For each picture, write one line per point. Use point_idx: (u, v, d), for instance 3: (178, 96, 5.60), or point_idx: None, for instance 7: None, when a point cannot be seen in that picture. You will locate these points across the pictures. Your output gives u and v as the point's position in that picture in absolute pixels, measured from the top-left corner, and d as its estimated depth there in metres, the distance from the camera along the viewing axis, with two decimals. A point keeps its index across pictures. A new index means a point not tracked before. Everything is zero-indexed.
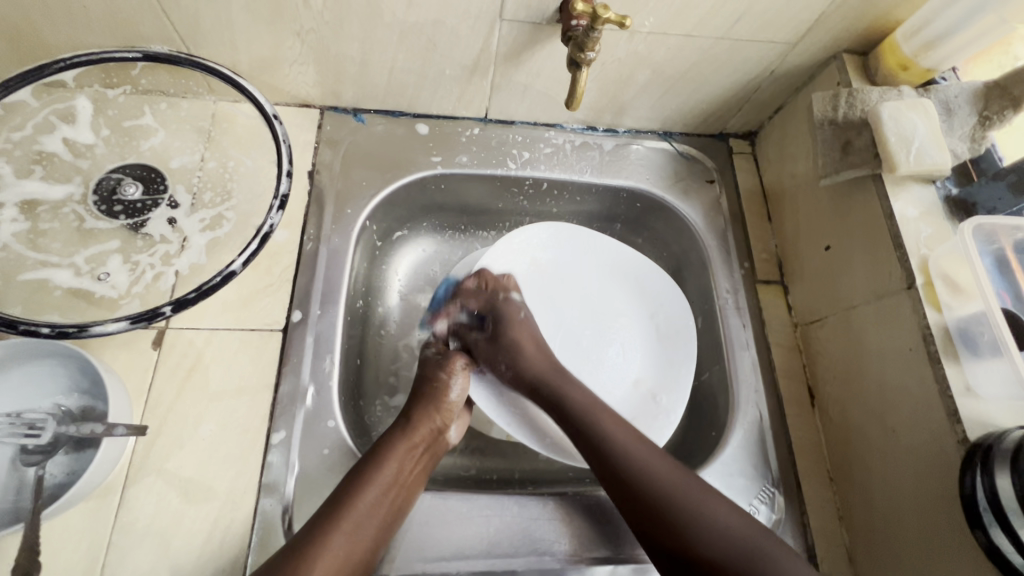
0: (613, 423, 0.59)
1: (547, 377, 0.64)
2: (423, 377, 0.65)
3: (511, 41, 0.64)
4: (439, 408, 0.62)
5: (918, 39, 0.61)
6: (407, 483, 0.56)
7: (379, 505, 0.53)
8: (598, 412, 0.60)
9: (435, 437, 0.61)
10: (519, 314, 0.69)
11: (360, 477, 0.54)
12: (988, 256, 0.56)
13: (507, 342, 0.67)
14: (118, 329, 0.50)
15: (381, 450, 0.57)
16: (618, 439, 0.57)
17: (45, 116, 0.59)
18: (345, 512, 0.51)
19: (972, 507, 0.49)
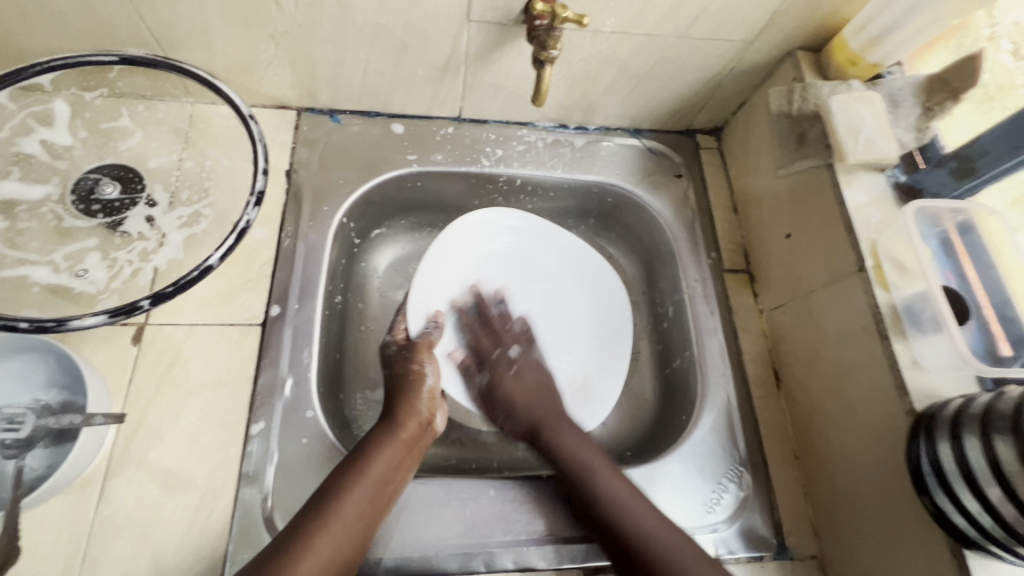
0: (610, 473, 0.61)
1: (552, 423, 0.66)
2: (397, 374, 0.65)
3: (479, 41, 0.66)
4: (420, 402, 0.63)
5: (863, 36, 0.64)
6: (395, 478, 0.57)
7: (369, 505, 0.54)
8: (592, 456, 0.63)
9: (422, 430, 0.62)
10: (506, 367, 0.72)
11: (348, 478, 0.54)
12: (933, 238, 0.59)
13: (508, 391, 0.70)
14: (96, 323, 0.52)
15: (369, 449, 0.57)
16: (611, 489, 0.59)
17: (23, 119, 0.60)
18: (334, 518, 0.51)
19: (918, 474, 0.52)
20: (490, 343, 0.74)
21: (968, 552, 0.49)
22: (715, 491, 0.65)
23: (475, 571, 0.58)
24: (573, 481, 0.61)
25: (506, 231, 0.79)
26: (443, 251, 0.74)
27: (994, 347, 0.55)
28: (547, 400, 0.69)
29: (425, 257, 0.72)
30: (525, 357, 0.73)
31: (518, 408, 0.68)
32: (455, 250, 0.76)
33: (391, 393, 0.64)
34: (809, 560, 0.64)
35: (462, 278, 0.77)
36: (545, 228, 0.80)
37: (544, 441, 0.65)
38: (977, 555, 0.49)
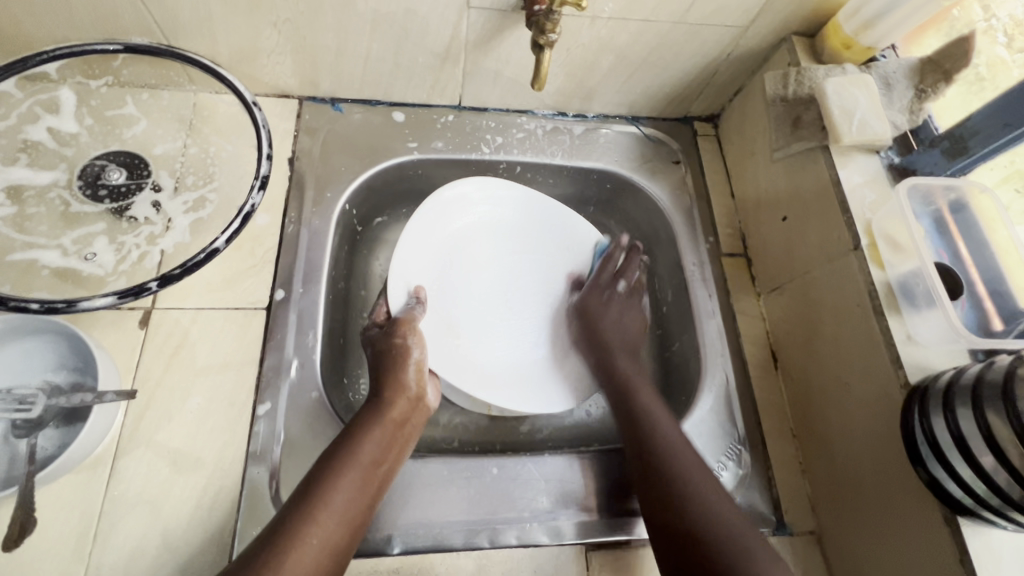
0: (677, 434, 0.61)
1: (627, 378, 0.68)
2: (381, 350, 0.64)
3: (479, 28, 0.67)
4: (407, 377, 0.63)
5: (857, 19, 0.65)
6: (385, 462, 0.57)
7: (361, 488, 0.54)
8: (660, 416, 0.63)
9: (412, 407, 0.62)
10: (615, 287, 0.76)
11: (338, 463, 0.54)
12: (926, 217, 0.61)
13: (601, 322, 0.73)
14: (105, 305, 0.52)
15: (356, 434, 0.57)
16: (674, 447, 0.59)
17: (30, 107, 0.61)
18: (321, 507, 0.50)
19: (912, 444, 0.53)
20: (604, 272, 0.77)
21: (963, 520, 0.50)
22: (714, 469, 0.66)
23: (480, 547, 0.59)
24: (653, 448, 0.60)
25: (483, 193, 0.78)
26: (428, 218, 0.73)
27: (987, 322, 0.57)
28: (628, 339, 0.73)
29: (408, 227, 0.71)
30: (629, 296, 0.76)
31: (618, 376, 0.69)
32: (439, 218, 0.75)
33: (377, 370, 0.63)
34: (808, 535, 0.65)
35: (443, 247, 0.75)
36: (529, 197, 0.80)
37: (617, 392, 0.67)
38: (971, 523, 0.50)
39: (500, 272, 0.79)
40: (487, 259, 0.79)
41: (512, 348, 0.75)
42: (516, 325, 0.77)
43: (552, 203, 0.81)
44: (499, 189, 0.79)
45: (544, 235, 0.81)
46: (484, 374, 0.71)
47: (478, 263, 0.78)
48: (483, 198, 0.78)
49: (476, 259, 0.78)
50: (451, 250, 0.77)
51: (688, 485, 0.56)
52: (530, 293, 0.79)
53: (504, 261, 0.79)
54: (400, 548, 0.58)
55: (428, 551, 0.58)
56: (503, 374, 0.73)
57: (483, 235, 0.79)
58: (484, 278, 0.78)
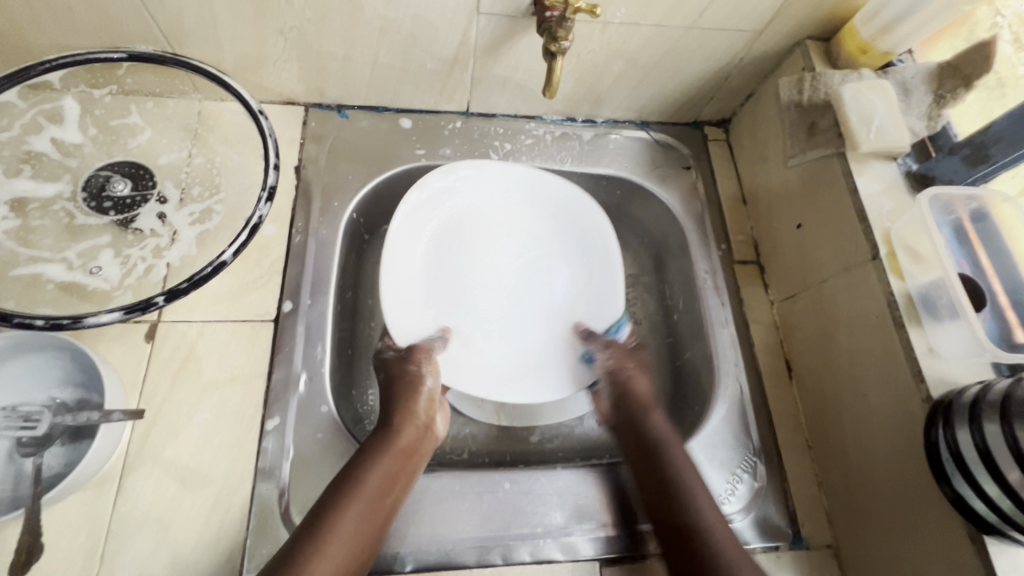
0: (710, 509, 0.57)
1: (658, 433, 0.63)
2: (393, 377, 0.64)
3: (489, 34, 0.66)
4: (418, 406, 0.62)
5: (875, 23, 0.64)
6: (394, 490, 0.56)
7: (368, 519, 0.53)
8: (694, 482, 0.58)
9: (420, 437, 0.61)
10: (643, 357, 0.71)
11: (344, 495, 0.53)
12: (946, 227, 0.59)
13: (633, 382, 0.67)
14: (111, 320, 0.51)
15: (365, 462, 0.56)
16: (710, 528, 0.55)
17: (33, 117, 0.60)
18: (327, 541, 0.50)
19: (937, 460, 0.52)
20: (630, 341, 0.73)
21: (989, 539, 0.49)
22: (730, 482, 0.65)
23: (492, 564, 0.58)
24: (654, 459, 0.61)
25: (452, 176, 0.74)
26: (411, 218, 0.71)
27: (1009, 334, 0.55)
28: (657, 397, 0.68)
29: (388, 240, 0.68)
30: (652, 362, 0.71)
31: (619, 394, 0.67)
32: (421, 215, 0.73)
33: (388, 398, 0.63)
34: (825, 549, 0.64)
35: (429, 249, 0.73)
36: (533, 175, 0.76)
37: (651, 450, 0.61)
38: (997, 542, 0.49)
39: (497, 259, 0.77)
40: (489, 247, 0.77)
41: (526, 336, 0.74)
42: (528, 309, 0.75)
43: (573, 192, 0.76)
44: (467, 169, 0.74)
45: (557, 219, 0.78)
46: (495, 368, 0.71)
47: (476, 252, 0.76)
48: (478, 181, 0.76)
49: (472, 253, 0.76)
50: (439, 237, 0.74)
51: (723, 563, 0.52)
52: (529, 280, 0.77)
53: (509, 248, 0.77)
54: (412, 566, 0.57)
55: (440, 568, 0.57)
56: (513, 366, 0.72)
57: (470, 222, 0.76)
58: (489, 269, 0.76)
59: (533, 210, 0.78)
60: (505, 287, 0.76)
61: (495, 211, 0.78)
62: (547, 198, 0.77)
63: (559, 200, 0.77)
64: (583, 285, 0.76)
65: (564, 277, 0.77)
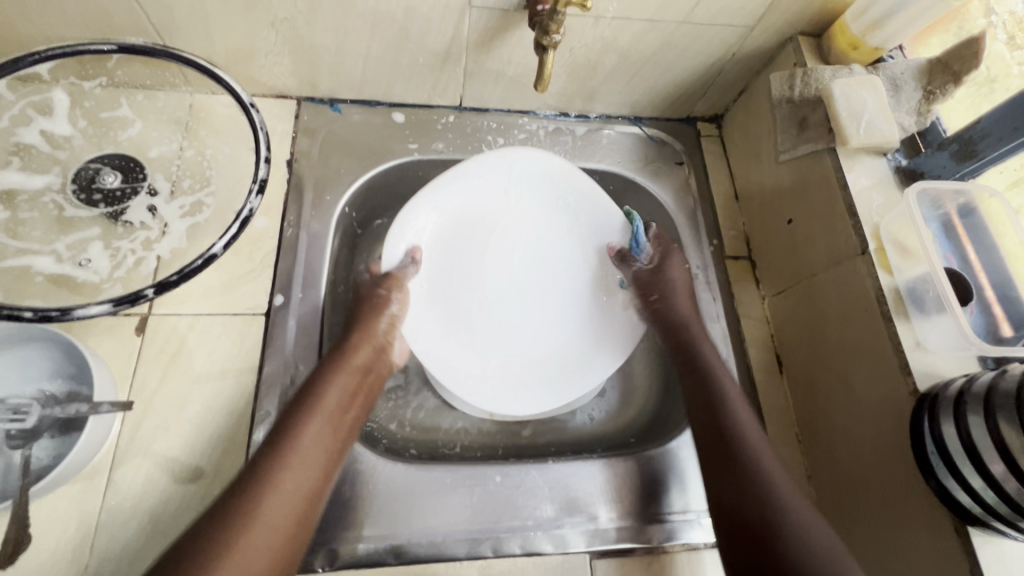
0: (739, 403, 0.62)
1: (694, 342, 0.68)
2: (355, 302, 0.67)
3: (481, 28, 0.66)
4: (377, 327, 0.65)
5: (865, 19, 0.64)
6: (352, 404, 0.59)
7: (330, 433, 0.56)
8: (726, 381, 0.64)
9: (375, 356, 0.65)
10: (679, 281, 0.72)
11: (305, 410, 0.56)
12: (934, 221, 0.60)
13: (677, 297, 0.71)
14: (100, 312, 0.51)
15: (324, 379, 0.59)
16: (740, 420, 0.60)
17: (22, 109, 0.60)
18: (291, 451, 0.53)
19: (922, 453, 0.52)
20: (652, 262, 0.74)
21: (973, 530, 0.50)
22: None
23: (483, 556, 0.58)
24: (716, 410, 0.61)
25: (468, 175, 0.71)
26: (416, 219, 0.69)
27: (996, 328, 0.56)
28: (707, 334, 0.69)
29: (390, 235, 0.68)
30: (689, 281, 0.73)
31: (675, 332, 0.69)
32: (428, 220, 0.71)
33: (349, 321, 0.66)
34: None
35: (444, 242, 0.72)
36: (526, 155, 0.72)
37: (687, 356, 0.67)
38: (981, 533, 0.50)
39: (508, 241, 0.74)
40: (495, 243, 0.73)
41: (559, 327, 0.72)
42: (555, 289, 0.73)
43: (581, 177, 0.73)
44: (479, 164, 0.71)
45: (549, 185, 0.74)
46: (531, 368, 0.70)
47: (485, 253, 0.73)
48: (478, 172, 0.71)
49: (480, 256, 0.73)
50: (438, 243, 0.72)
51: (749, 447, 0.58)
52: (541, 256, 0.74)
53: (511, 233, 0.74)
54: (403, 558, 0.57)
55: (431, 560, 0.58)
56: (549, 367, 0.71)
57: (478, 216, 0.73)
58: (505, 255, 0.73)
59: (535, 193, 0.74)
60: (526, 278, 0.73)
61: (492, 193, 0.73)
62: (541, 170, 0.73)
63: (560, 179, 0.73)
64: (593, 241, 0.75)
65: (574, 233, 0.75)
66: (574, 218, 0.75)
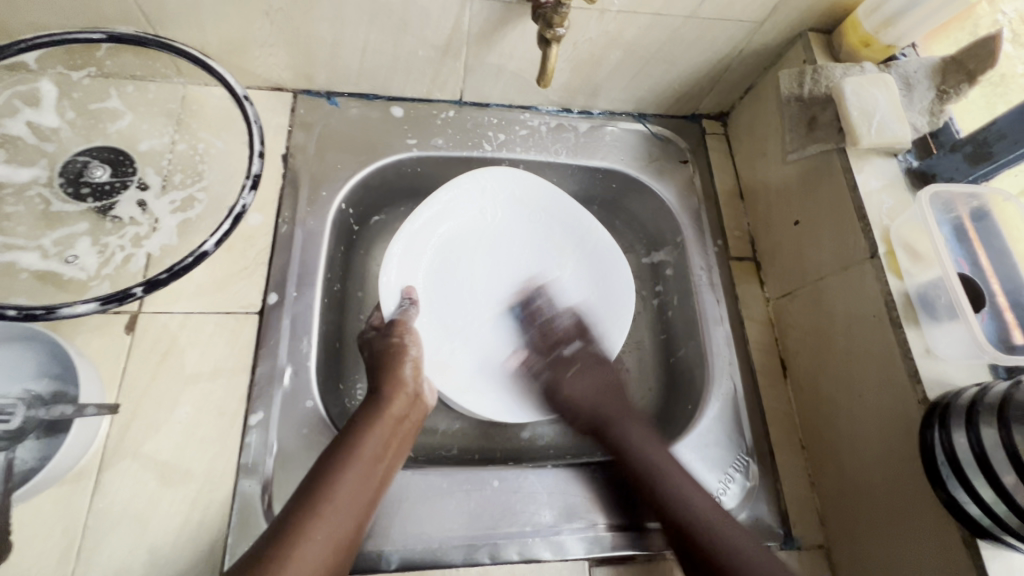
0: (680, 476, 0.59)
1: (617, 420, 0.64)
2: (378, 352, 0.63)
3: (482, 20, 0.64)
4: (405, 373, 0.61)
5: (879, 15, 0.63)
6: (387, 457, 0.56)
7: (363, 486, 0.53)
8: (660, 455, 0.60)
9: (410, 404, 0.60)
10: (570, 366, 0.69)
11: (336, 462, 0.53)
12: (946, 225, 0.58)
13: (570, 390, 0.67)
14: (87, 311, 0.50)
15: (357, 431, 0.56)
16: (688, 493, 0.57)
17: (8, 99, 0.58)
18: (323, 504, 0.50)
19: (931, 463, 0.51)
20: (540, 343, 0.72)
21: (982, 543, 0.49)
22: (721, 481, 0.64)
23: (480, 563, 0.57)
24: (648, 482, 0.58)
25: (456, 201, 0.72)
26: (409, 248, 0.69)
27: (1007, 335, 0.54)
28: (619, 398, 0.67)
29: (386, 258, 0.67)
30: (583, 352, 0.70)
31: (584, 410, 0.66)
32: (422, 243, 0.71)
33: (373, 369, 0.62)
34: (816, 549, 0.63)
35: (438, 268, 0.72)
36: (506, 175, 0.73)
37: (613, 437, 0.63)
38: (991, 545, 0.49)
39: (492, 262, 0.75)
40: (479, 257, 0.75)
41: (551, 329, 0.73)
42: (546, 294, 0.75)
43: (551, 189, 0.74)
44: (469, 185, 0.72)
45: (521, 207, 0.75)
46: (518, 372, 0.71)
47: (471, 262, 0.74)
48: (461, 194, 0.72)
49: (470, 265, 0.74)
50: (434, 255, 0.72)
51: (708, 525, 0.54)
52: (514, 270, 0.75)
53: (492, 247, 0.75)
54: (398, 565, 0.56)
55: (427, 566, 0.56)
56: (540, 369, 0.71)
57: (473, 243, 0.74)
58: (490, 273, 0.75)
59: (513, 216, 0.75)
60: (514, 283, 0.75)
61: (472, 214, 0.74)
62: (522, 194, 0.74)
63: (533, 196, 0.75)
64: (568, 243, 0.76)
65: (549, 243, 0.76)
66: (528, 244, 0.76)
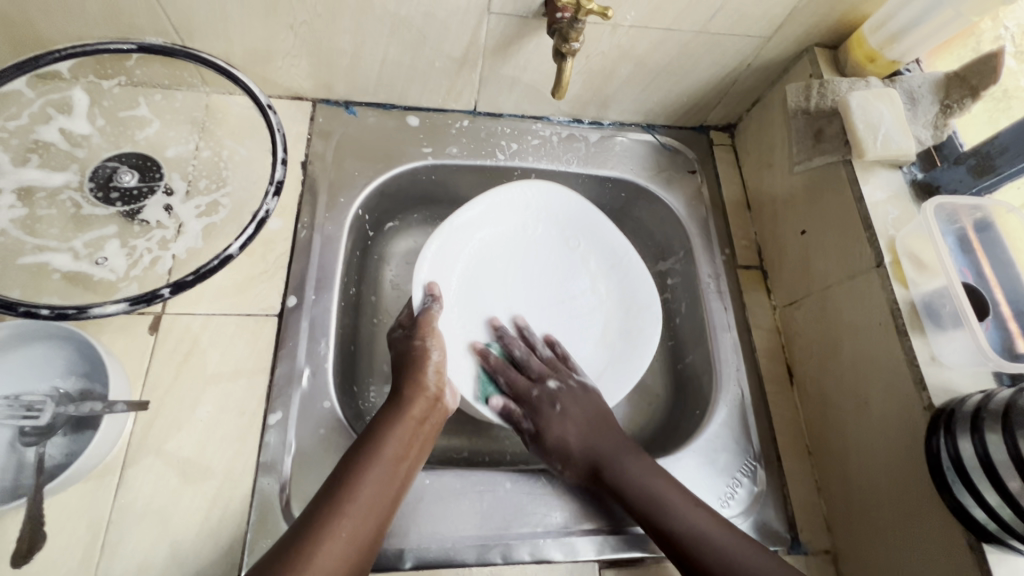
0: (679, 499, 0.58)
1: (615, 461, 0.62)
2: (401, 352, 0.64)
3: (498, 34, 0.66)
4: (427, 377, 0.62)
5: (883, 32, 0.65)
6: (409, 457, 0.57)
7: (385, 486, 0.54)
8: (659, 487, 0.59)
9: (431, 408, 0.61)
10: (556, 407, 0.66)
11: (361, 461, 0.54)
12: (950, 235, 0.60)
13: (563, 432, 0.64)
14: (116, 311, 0.52)
15: (380, 431, 0.57)
16: (697, 524, 0.56)
17: (41, 107, 0.60)
18: (346, 503, 0.51)
19: (937, 468, 0.52)
20: (530, 375, 0.68)
21: (987, 547, 0.49)
22: (729, 486, 0.65)
23: (492, 562, 0.58)
24: (649, 516, 0.58)
25: (478, 221, 0.73)
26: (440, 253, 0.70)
27: (1011, 343, 0.56)
28: (613, 432, 0.64)
29: (419, 259, 0.68)
30: (566, 388, 0.67)
31: (578, 453, 0.63)
32: (453, 250, 0.72)
33: (397, 370, 0.63)
34: (823, 554, 0.64)
35: (469, 275, 0.73)
36: (541, 188, 0.75)
37: (610, 481, 0.61)
38: (996, 550, 0.49)
39: (524, 273, 0.76)
40: (507, 270, 0.76)
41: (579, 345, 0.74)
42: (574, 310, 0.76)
43: (579, 202, 0.76)
44: (491, 201, 0.73)
45: (557, 223, 0.77)
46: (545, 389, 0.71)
47: (502, 274, 0.75)
48: (489, 206, 0.73)
49: (497, 277, 0.75)
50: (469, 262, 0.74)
51: (712, 544, 0.55)
52: (546, 282, 0.76)
53: (522, 260, 0.76)
54: (412, 563, 0.57)
55: (439, 564, 0.57)
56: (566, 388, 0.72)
57: (502, 254, 0.76)
58: (521, 285, 0.76)
59: (551, 230, 0.77)
60: (542, 296, 0.76)
61: (512, 224, 0.76)
62: (558, 209, 0.76)
63: (565, 210, 0.76)
64: (599, 267, 0.77)
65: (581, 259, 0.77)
66: (564, 257, 0.77)
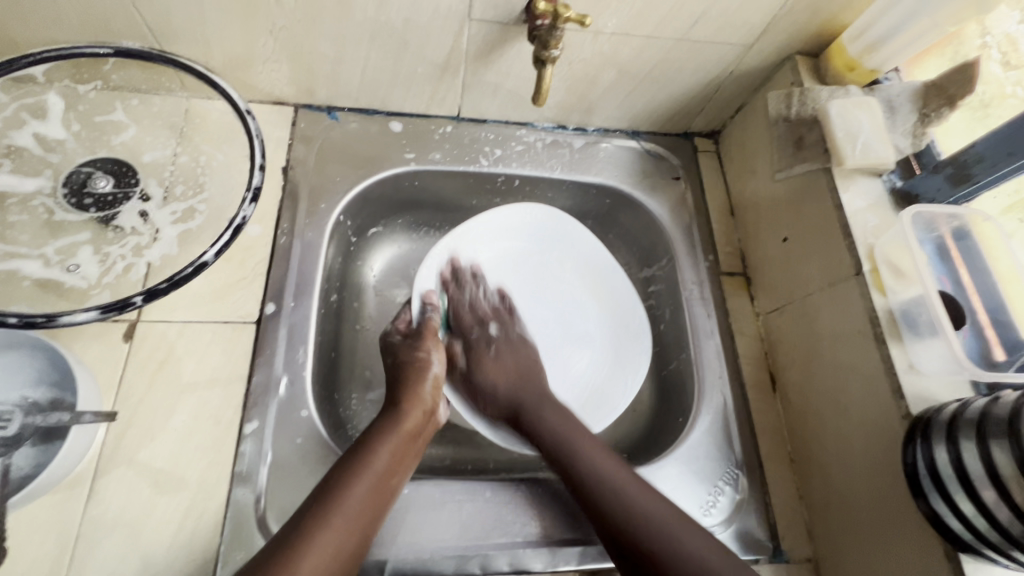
0: (593, 448, 0.59)
1: (534, 408, 0.64)
2: (402, 361, 0.64)
3: (479, 40, 0.66)
4: (425, 390, 0.62)
5: (862, 41, 0.65)
6: (399, 470, 0.57)
7: (373, 499, 0.53)
8: (572, 432, 0.61)
9: (424, 421, 0.61)
10: (488, 349, 0.70)
11: (351, 470, 0.53)
12: (928, 244, 0.60)
13: (485, 372, 0.68)
14: (87, 319, 0.50)
15: (372, 441, 0.57)
16: (603, 473, 0.57)
17: (15, 112, 0.59)
18: (333, 514, 0.50)
19: (913, 477, 0.52)
20: (472, 321, 0.72)
21: (964, 556, 0.49)
22: (711, 494, 0.65)
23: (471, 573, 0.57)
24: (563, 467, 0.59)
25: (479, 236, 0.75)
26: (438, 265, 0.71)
27: (989, 352, 0.56)
28: (530, 380, 0.67)
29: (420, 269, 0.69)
30: (504, 336, 0.72)
31: (502, 394, 0.66)
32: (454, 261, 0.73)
33: (393, 379, 0.63)
34: (805, 563, 0.64)
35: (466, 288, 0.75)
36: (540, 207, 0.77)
37: (526, 424, 0.63)
38: (973, 559, 0.49)
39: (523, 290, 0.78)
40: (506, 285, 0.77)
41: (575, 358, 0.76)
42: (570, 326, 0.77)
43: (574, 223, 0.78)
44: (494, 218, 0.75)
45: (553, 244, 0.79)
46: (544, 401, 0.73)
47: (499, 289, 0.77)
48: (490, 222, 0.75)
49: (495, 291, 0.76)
50: (447, 324, 0.73)
51: (614, 490, 0.55)
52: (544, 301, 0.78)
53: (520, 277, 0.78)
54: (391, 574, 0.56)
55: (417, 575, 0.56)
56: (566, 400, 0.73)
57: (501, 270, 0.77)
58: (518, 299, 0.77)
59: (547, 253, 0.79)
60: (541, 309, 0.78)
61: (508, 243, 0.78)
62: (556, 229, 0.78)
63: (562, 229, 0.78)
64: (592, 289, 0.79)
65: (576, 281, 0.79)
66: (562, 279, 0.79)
